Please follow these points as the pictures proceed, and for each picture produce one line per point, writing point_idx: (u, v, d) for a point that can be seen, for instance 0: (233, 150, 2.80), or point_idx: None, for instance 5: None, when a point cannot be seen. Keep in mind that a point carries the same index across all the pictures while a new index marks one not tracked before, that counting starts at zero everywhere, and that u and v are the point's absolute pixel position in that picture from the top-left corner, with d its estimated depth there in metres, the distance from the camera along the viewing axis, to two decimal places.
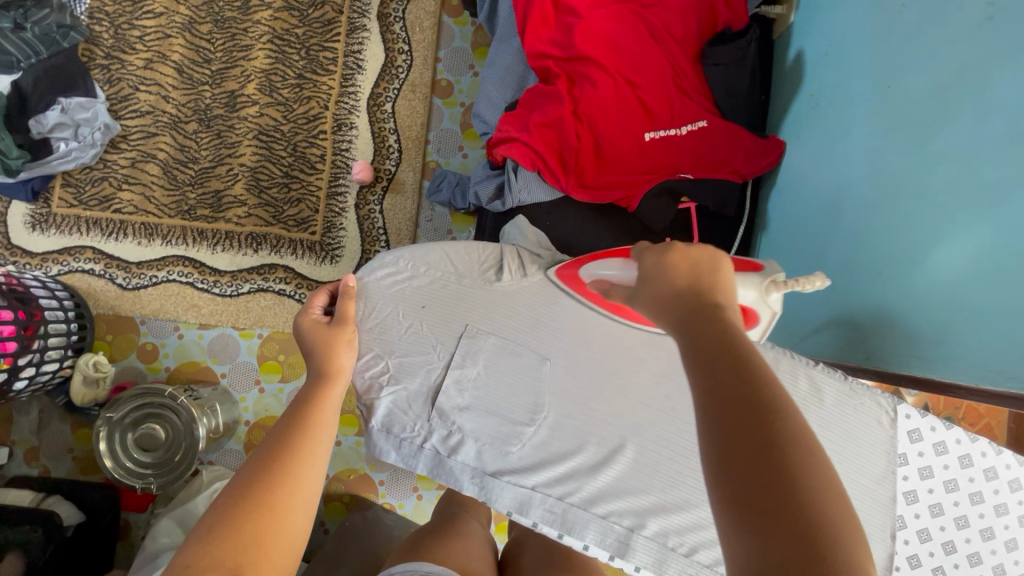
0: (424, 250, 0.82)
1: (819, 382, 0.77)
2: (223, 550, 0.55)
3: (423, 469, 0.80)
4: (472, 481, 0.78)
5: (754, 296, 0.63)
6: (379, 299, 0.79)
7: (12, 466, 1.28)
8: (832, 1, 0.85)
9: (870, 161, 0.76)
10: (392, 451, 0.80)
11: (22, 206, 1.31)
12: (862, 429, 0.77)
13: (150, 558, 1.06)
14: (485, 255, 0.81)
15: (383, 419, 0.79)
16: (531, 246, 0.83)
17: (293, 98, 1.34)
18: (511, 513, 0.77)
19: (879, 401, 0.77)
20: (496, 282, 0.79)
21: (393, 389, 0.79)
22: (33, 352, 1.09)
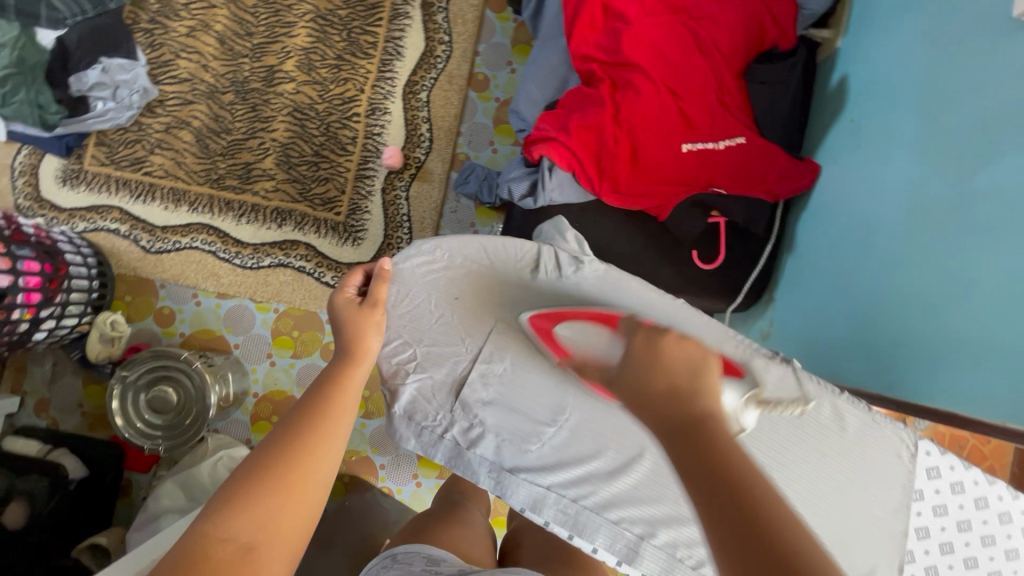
0: (462, 241, 0.80)
1: (844, 412, 0.75)
2: (239, 525, 0.56)
3: (440, 459, 0.80)
4: (488, 475, 0.79)
5: (736, 405, 0.63)
6: (414, 286, 0.79)
7: (21, 415, 1.29)
8: (882, 30, 0.85)
9: (910, 193, 0.76)
10: (411, 439, 0.81)
11: (54, 160, 1.32)
12: (880, 462, 0.75)
13: (150, 519, 1.10)
14: (522, 252, 0.79)
15: (407, 405, 0.80)
16: (570, 247, 0.81)
17: (331, 78, 1.34)
18: (524, 509, 0.77)
19: (901, 434, 0.75)
20: (531, 282, 0.79)
21: (419, 377, 0.79)
22: (55, 305, 1.11)
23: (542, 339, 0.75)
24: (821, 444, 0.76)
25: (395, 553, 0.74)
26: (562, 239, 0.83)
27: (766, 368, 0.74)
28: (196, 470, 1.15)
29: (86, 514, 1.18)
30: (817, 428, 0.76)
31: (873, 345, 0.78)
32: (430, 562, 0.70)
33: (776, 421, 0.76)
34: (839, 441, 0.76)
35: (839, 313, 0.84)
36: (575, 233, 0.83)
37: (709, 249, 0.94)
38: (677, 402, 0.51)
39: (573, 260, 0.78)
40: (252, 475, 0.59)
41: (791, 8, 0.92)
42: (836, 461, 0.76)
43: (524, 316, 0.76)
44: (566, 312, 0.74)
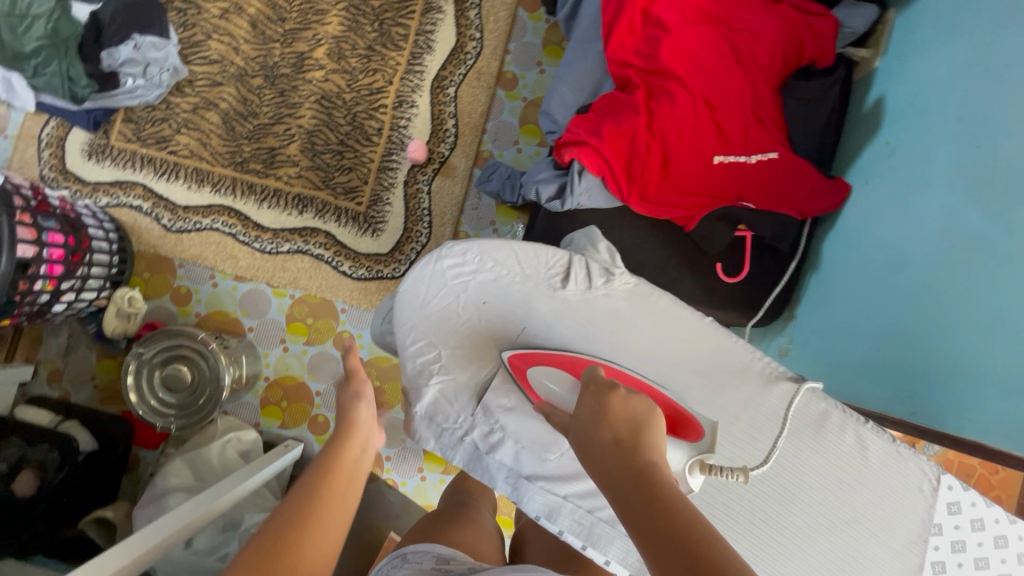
0: (494, 246, 0.80)
1: (868, 442, 0.72)
2: None
3: (459, 461, 0.80)
4: (506, 481, 0.79)
5: (680, 465, 0.62)
6: (440, 289, 0.79)
7: (34, 384, 1.30)
8: (924, 52, 0.84)
9: (947, 221, 0.75)
10: (431, 439, 0.80)
11: (81, 134, 1.33)
12: (901, 496, 0.72)
13: (157, 497, 1.10)
14: (552, 261, 0.79)
15: (428, 406, 0.79)
16: (602, 258, 0.80)
17: (360, 69, 1.34)
18: (539, 518, 0.78)
19: (924, 467, 0.72)
20: (560, 291, 0.78)
21: (441, 380, 0.79)
22: (75, 278, 1.11)
23: (516, 376, 0.75)
24: (842, 474, 0.72)
25: (406, 552, 0.74)
26: (593, 248, 0.82)
27: (792, 392, 0.73)
28: (205, 450, 1.15)
29: (93, 487, 1.19)
30: (839, 457, 0.72)
31: (895, 370, 0.77)
32: (440, 561, 0.70)
33: (797, 446, 0.73)
34: (858, 471, 0.72)
35: (861, 334, 0.84)
36: (607, 243, 0.82)
37: (732, 263, 0.94)
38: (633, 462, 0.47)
39: (603, 272, 0.78)
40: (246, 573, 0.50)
41: (831, 25, 0.91)
42: (854, 492, 0.72)
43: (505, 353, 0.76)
44: (540, 353, 0.74)
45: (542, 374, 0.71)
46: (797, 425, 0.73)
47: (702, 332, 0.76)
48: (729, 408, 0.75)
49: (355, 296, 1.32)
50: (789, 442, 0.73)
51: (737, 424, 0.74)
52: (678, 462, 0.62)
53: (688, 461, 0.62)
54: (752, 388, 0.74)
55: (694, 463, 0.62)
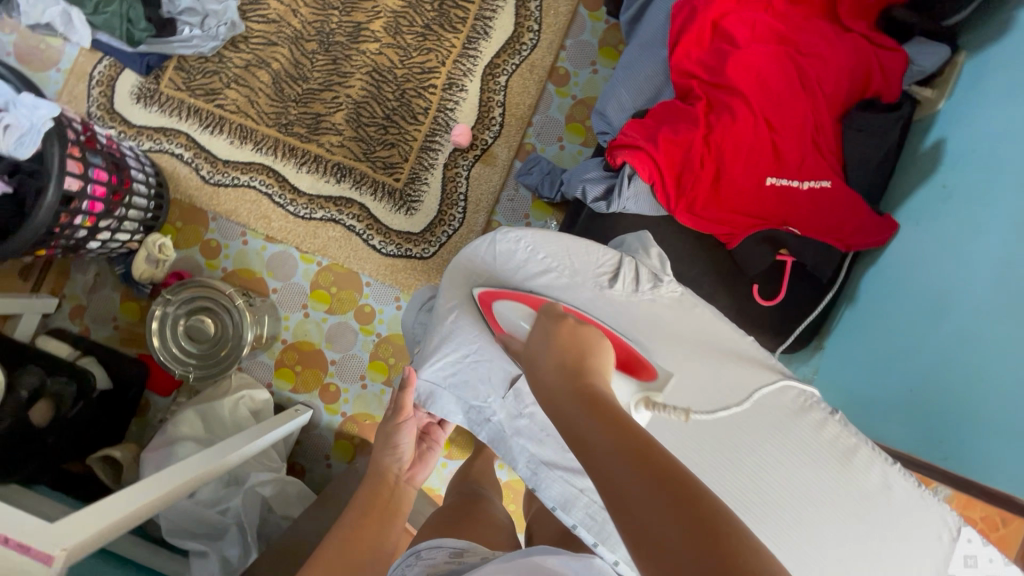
0: (549, 238, 0.81)
1: (893, 481, 0.68)
2: None
3: (485, 436, 0.83)
4: (526, 465, 0.78)
5: (626, 400, 0.69)
6: (489, 271, 0.83)
7: (57, 317, 1.32)
8: (992, 99, 0.82)
9: (997, 270, 0.74)
10: (460, 414, 0.84)
11: (132, 76, 1.34)
12: (922, 542, 0.67)
13: (166, 443, 1.10)
14: (602, 260, 0.80)
15: (457, 382, 0.82)
16: (652, 264, 0.81)
17: (414, 46, 1.34)
18: (555, 508, 0.75)
19: (944, 516, 0.68)
20: (608, 289, 0.79)
21: (473, 359, 0.82)
22: (113, 218, 1.12)
23: (484, 313, 0.81)
24: (860, 509, 0.67)
25: (418, 549, 0.72)
26: (644, 253, 0.83)
27: (821, 424, 0.70)
28: (218, 404, 1.16)
29: (104, 426, 1.20)
30: (861, 492, 0.68)
31: (926, 414, 0.77)
32: (454, 554, 0.69)
33: (818, 471, 0.68)
34: (880, 508, 0.67)
35: (896, 374, 0.84)
36: (658, 251, 0.83)
37: (770, 286, 0.94)
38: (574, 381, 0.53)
39: (651, 277, 0.79)
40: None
41: (902, 61, 0.91)
42: (875, 533, 0.67)
43: (475, 290, 0.81)
44: (505, 291, 0.79)
45: (506, 308, 0.77)
46: (822, 452, 0.69)
47: (741, 348, 0.76)
48: (762, 427, 0.70)
49: (381, 271, 1.32)
50: (811, 467, 0.68)
51: (765, 446, 0.69)
52: (628, 397, 0.69)
53: (636, 398, 0.68)
54: (784, 409, 0.71)
55: (641, 399, 0.68)
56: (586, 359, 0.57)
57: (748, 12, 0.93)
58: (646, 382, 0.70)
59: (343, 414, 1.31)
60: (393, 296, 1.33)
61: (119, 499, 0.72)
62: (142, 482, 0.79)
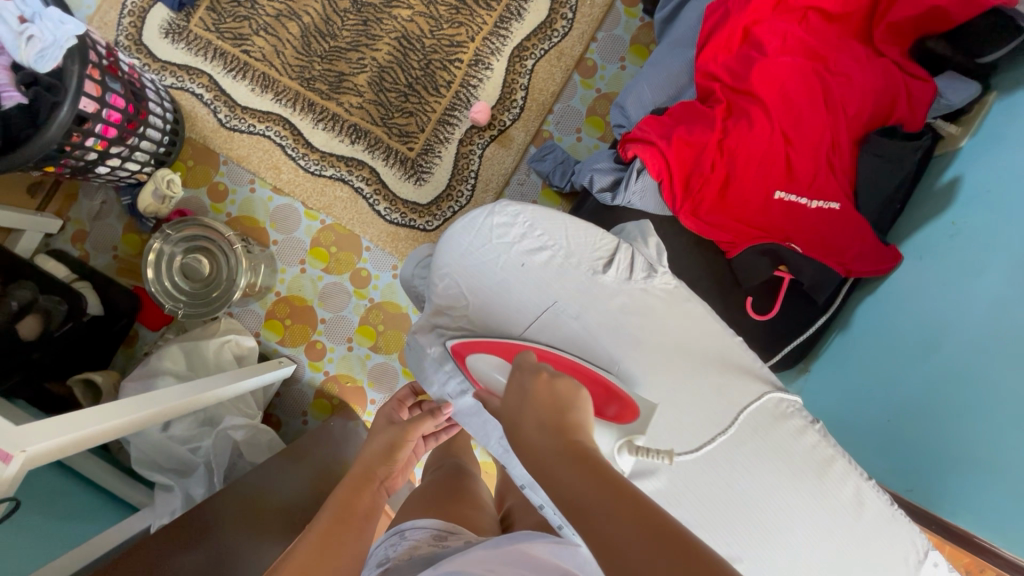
0: (549, 216, 0.79)
1: (866, 498, 0.69)
2: None
3: (458, 411, 0.79)
4: (499, 441, 0.77)
5: (608, 448, 0.63)
6: (485, 241, 0.79)
7: (58, 238, 1.32)
8: (1013, 140, 0.81)
9: (988, 311, 0.73)
10: (437, 384, 0.80)
11: (163, 11, 1.34)
12: (888, 562, 0.68)
13: (147, 374, 1.12)
14: (600, 245, 0.78)
15: (439, 351, 0.78)
16: (648, 254, 0.79)
17: (446, 18, 1.34)
18: (524, 486, 0.76)
19: (914, 538, 0.68)
20: (600, 275, 0.78)
21: (461, 329, 0.79)
22: (125, 146, 1.13)
23: (460, 367, 0.75)
24: (833, 523, 0.68)
25: (403, 529, 0.73)
26: (642, 242, 0.81)
27: (801, 431, 0.70)
28: (202, 345, 1.17)
29: (89, 350, 1.21)
30: (834, 505, 0.69)
31: (900, 446, 0.77)
32: (437, 537, 0.69)
33: (797, 481, 0.69)
34: (851, 525, 0.68)
35: (878, 403, 0.83)
36: (658, 240, 0.81)
37: (763, 300, 0.94)
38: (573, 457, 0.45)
39: (646, 266, 0.77)
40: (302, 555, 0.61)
41: (929, 92, 0.89)
42: (846, 545, 0.68)
43: (447, 343, 0.75)
44: (480, 340, 0.73)
45: (479, 361, 0.71)
46: (799, 461, 0.70)
47: (730, 347, 0.75)
48: (741, 427, 0.71)
49: (382, 238, 1.33)
50: (789, 477, 0.69)
51: (743, 447, 0.70)
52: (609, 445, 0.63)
53: (618, 442, 0.63)
54: (770, 416, 0.71)
55: (624, 444, 0.62)
56: (570, 421, 0.50)
57: (782, 22, 0.91)
58: (623, 422, 0.63)
59: (326, 373, 1.32)
60: (390, 263, 1.33)
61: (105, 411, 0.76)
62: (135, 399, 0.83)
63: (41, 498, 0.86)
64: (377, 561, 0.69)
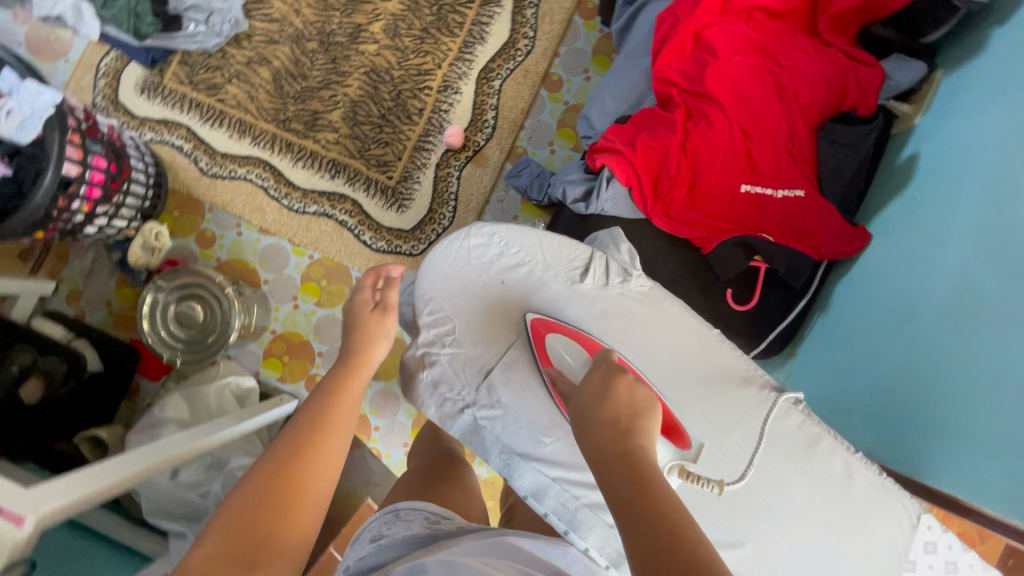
0: (522, 232, 0.82)
1: (854, 469, 0.71)
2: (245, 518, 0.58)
3: (456, 433, 0.80)
4: (499, 456, 0.78)
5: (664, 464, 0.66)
6: (464, 265, 0.81)
7: (52, 300, 1.35)
8: (961, 115, 0.85)
9: (956, 281, 0.76)
10: (432, 408, 0.80)
11: (137, 69, 1.38)
12: (883, 532, 0.70)
13: (151, 426, 1.13)
14: (575, 255, 0.81)
15: (435, 373, 0.80)
16: (621, 258, 0.82)
17: (412, 48, 1.38)
18: (527, 497, 0.76)
19: (906, 503, 0.70)
20: (578, 284, 0.80)
21: (451, 351, 0.80)
22: (110, 204, 1.16)
23: (535, 344, 0.77)
24: (825, 497, 0.70)
25: (399, 508, 0.75)
26: (614, 249, 0.84)
27: (785, 412, 0.73)
28: (204, 389, 1.18)
29: (92, 407, 1.22)
30: (824, 480, 0.71)
31: (887, 420, 0.79)
32: (431, 521, 0.70)
33: (785, 462, 0.71)
34: (842, 499, 0.70)
35: (863, 380, 0.86)
36: (629, 246, 0.84)
37: (744, 290, 0.96)
38: (632, 465, 0.49)
39: (621, 272, 0.80)
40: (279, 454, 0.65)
41: (877, 75, 0.93)
42: (840, 518, 0.70)
43: (528, 315, 0.78)
44: (562, 325, 0.77)
45: (561, 345, 0.74)
46: (785, 441, 0.72)
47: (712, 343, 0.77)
48: (731, 416, 0.73)
49: (371, 266, 1.35)
50: (776, 457, 0.72)
51: (732, 436, 0.72)
52: (663, 461, 0.66)
53: (670, 462, 0.67)
54: (754, 405, 0.73)
55: (676, 465, 0.66)
56: (638, 428, 0.53)
57: (730, 23, 0.95)
58: (681, 448, 0.68)
59: None
60: None
61: (102, 471, 0.76)
62: (134, 451, 0.84)
63: (57, 560, 0.87)
64: (371, 537, 0.69)
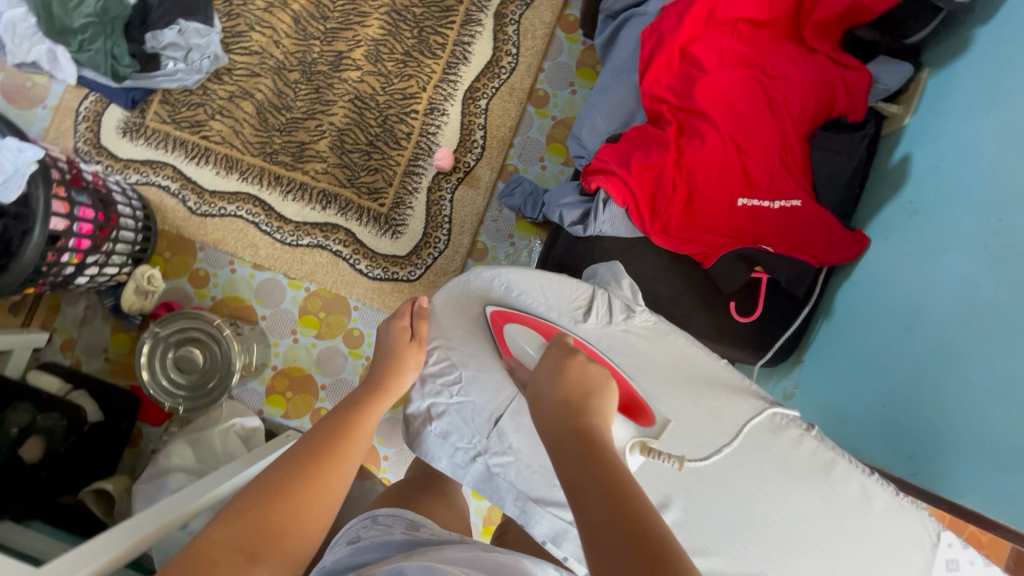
0: (525, 274, 0.82)
1: (872, 493, 0.70)
2: (242, 524, 0.59)
3: (470, 483, 0.79)
4: (514, 503, 0.77)
5: (623, 441, 0.69)
6: (469, 310, 0.82)
7: (47, 351, 1.32)
8: (952, 117, 0.85)
9: (959, 287, 0.76)
10: (443, 459, 0.80)
11: (118, 111, 1.36)
12: (904, 554, 0.69)
13: (158, 475, 1.10)
14: (577, 294, 0.81)
15: (443, 425, 0.79)
16: (623, 295, 0.83)
17: (396, 73, 1.37)
18: (545, 543, 0.76)
19: (926, 523, 0.69)
20: (581, 323, 0.80)
21: (458, 401, 0.79)
22: (100, 253, 1.14)
23: (494, 334, 0.80)
24: (845, 524, 0.70)
25: (377, 515, 0.76)
26: (615, 285, 0.86)
27: (798, 440, 0.72)
28: (208, 435, 1.16)
29: (94, 459, 1.20)
30: (842, 505, 0.70)
31: (901, 430, 0.79)
32: (411, 527, 0.73)
33: (802, 490, 0.71)
34: (863, 522, 0.70)
35: (873, 387, 0.86)
36: (629, 281, 0.86)
37: (746, 303, 0.96)
38: (581, 437, 0.57)
39: (625, 308, 0.81)
40: (285, 469, 0.65)
41: (865, 80, 0.94)
42: (862, 544, 0.70)
43: (488, 308, 0.80)
44: (521, 315, 0.79)
45: (520, 335, 0.77)
46: (801, 468, 0.72)
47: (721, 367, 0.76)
48: (745, 443, 0.73)
49: (368, 295, 1.34)
50: (795, 488, 0.71)
51: (752, 463, 0.72)
52: (621, 440, 0.69)
53: (630, 440, 0.69)
54: (765, 430, 0.73)
55: (637, 443, 0.68)
56: (590, 408, 0.61)
57: (715, 36, 0.95)
58: (641, 425, 0.70)
59: None
60: (380, 319, 1.34)
61: (113, 534, 0.74)
62: (152, 508, 0.83)
63: None
64: (348, 540, 0.72)
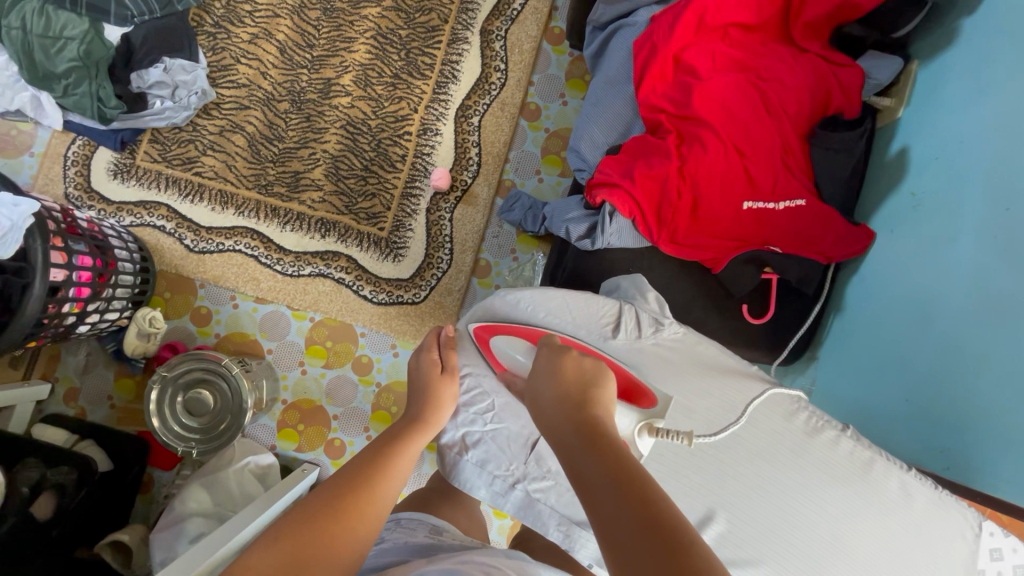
0: (548, 295, 0.83)
1: (911, 488, 0.71)
2: (277, 549, 0.55)
3: (510, 509, 0.79)
4: (558, 527, 0.77)
5: (629, 428, 0.67)
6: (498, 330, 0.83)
7: (50, 402, 1.30)
8: (949, 108, 0.85)
9: (972, 276, 0.77)
10: (482, 488, 0.81)
11: (107, 153, 1.34)
12: (948, 546, 0.69)
13: (174, 521, 1.08)
14: (604, 310, 0.82)
15: (479, 454, 0.81)
16: (650, 309, 0.84)
17: (386, 96, 1.36)
18: (592, 565, 0.75)
19: (966, 514, 0.70)
20: (611, 339, 0.80)
21: (492, 429, 0.80)
22: (100, 299, 1.12)
23: (481, 348, 0.81)
24: (891, 521, 0.69)
25: (400, 518, 0.80)
26: (642, 298, 0.86)
27: (835, 441, 0.74)
28: (223, 476, 1.14)
29: (108, 509, 1.17)
30: (885, 502, 0.70)
31: (925, 422, 0.79)
32: (434, 530, 0.76)
33: (842, 489, 0.71)
34: (904, 518, 0.70)
35: (893, 381, 0.86)
36: (655, 293, 0.86)
37: (757, 304, 0.97)
38: (584, 421, 0.56)
39: (653, 322, 0.82)
40: (324, 496, 0.62)
41: (857, 76, 0.94)
42: (910, 542, 0.69)
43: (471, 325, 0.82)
44: (503, 326, 0.80)
45: (503, 343, 0.77)
46: (840, 469, 0.72)
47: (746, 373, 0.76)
48: (778, 449, 0.73)
49: (374, 321, 1.33)
50: (840, 492, 0.71)
51: (789, 471, 0.72)
52: (629, 425, 0.67)
53: (637, 424, 0.67)
54: (801, 434, 0.74)
55: (643, 426, 0.66)
56: (594, 390, 0.61)
57: (707, 43, 0.96)
58: (646, 407, 0.68)
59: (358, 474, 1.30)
60: (389, 343, 1.33)
61: None
62: (187, 555, 0.79)
63: None
64: None
